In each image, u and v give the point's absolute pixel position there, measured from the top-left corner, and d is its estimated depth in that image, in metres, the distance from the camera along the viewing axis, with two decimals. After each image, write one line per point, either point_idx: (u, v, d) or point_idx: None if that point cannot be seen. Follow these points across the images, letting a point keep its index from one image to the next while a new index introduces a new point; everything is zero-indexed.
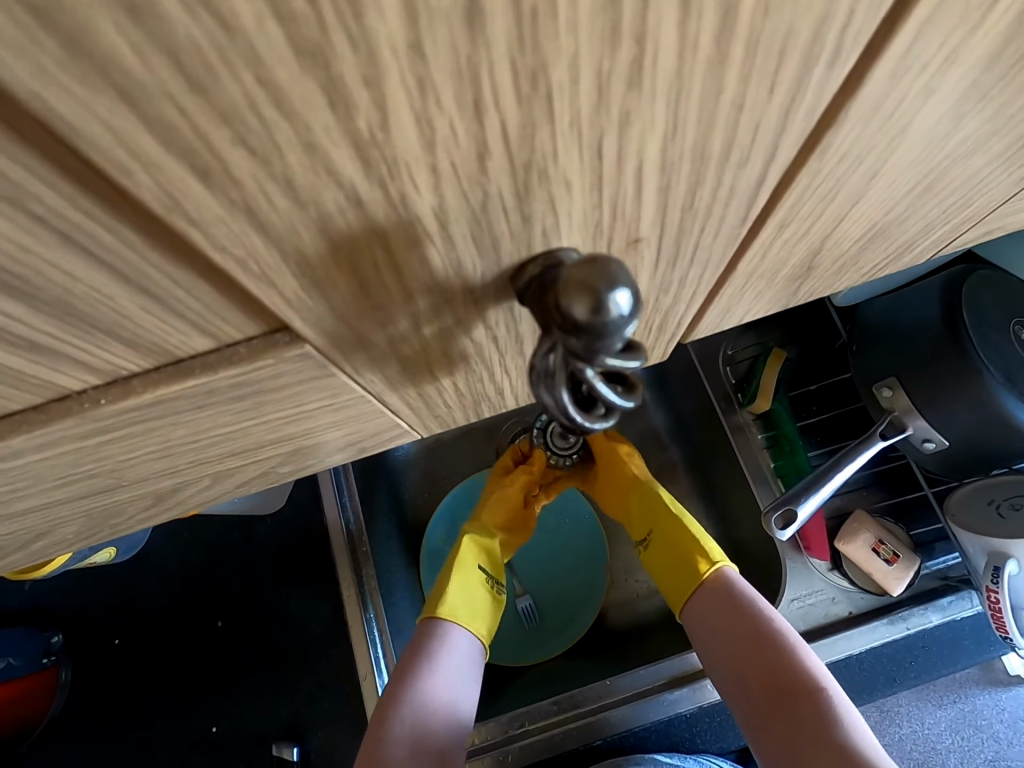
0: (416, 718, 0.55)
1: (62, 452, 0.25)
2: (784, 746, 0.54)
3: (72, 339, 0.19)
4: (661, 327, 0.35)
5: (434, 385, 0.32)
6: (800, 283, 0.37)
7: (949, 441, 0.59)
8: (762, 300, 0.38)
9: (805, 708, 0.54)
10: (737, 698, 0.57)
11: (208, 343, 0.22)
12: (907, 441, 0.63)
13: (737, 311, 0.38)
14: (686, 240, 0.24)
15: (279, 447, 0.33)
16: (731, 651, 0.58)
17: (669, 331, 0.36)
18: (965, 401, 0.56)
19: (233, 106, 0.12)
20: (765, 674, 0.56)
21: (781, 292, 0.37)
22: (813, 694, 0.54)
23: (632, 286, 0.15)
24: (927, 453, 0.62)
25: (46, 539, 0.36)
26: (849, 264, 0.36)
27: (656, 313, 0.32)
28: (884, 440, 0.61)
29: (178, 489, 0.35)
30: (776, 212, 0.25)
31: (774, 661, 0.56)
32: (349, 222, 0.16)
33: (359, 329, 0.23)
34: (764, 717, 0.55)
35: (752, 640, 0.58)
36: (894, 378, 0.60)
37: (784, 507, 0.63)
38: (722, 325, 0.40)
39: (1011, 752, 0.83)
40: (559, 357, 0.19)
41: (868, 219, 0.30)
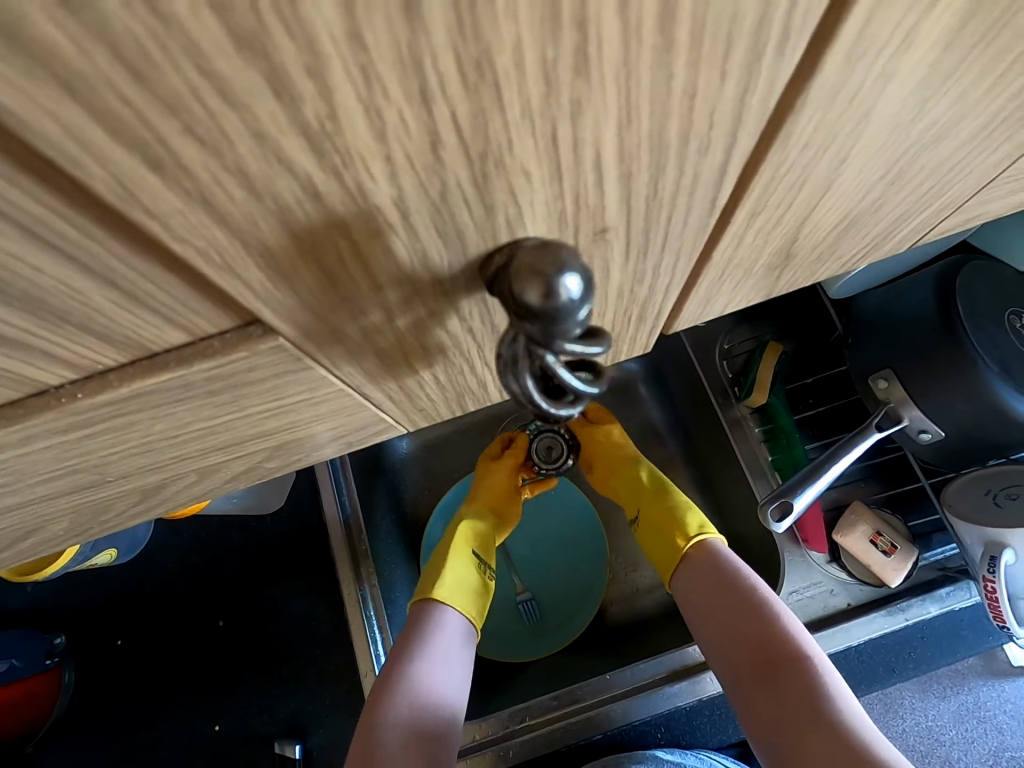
0: (406, 696, 0.55)
1: (43, 446, 0.25)
2: (771, 718, 0.54)
3: (45, 334, 0.20)
4: (642, 317, 0.35)
5: (416, 378, 0.32)
6: (781, 272, 0.37)
7: (945, 432, 0.59)
8: (744, 290, 0.38)
9: (791, 679, 0.54)
10: (727, 672, 0.58)
11: (182, 337, 0.22)
12: (903, 432, 0.63)
13: (720, 300, 0.39)
14: (655, 228, 0.25)
15: (265, 441, 0.34)
16: (720, 624, 0.59)
17: (652, 322, 0.37)
18: (960, 391, 0.56)
19: (177, 95, 0.12)
20: (753, 645, 0.57)
21: (763, 281, 0.38)
22: (801, 666, 0.54)
23: (581, 271, 0.16)
24: (922, 444, 0.62)
25: (38, 535, 0.36)
26: (828, 253, 0.36)
27: (635, 303, 0.32)
28: (880, 431, 0.61)
29: (166, 485, 0.35)
30: (745, 200, 0.25)
31: (761, 633, 0.57)
32: (308, 214, 0.17)
33: (332, 321, 0.23)
34: (753, 692, 0.55)
35: (740, 612, 0.58)
36: (890, 369, 0.60)
37: (780, 499, 0.63)
38: (706, 315, 0.41)
39: (1013, 741, 0.84)
40: (522, 345, 0.19)
41: (841, 207, 0.30)
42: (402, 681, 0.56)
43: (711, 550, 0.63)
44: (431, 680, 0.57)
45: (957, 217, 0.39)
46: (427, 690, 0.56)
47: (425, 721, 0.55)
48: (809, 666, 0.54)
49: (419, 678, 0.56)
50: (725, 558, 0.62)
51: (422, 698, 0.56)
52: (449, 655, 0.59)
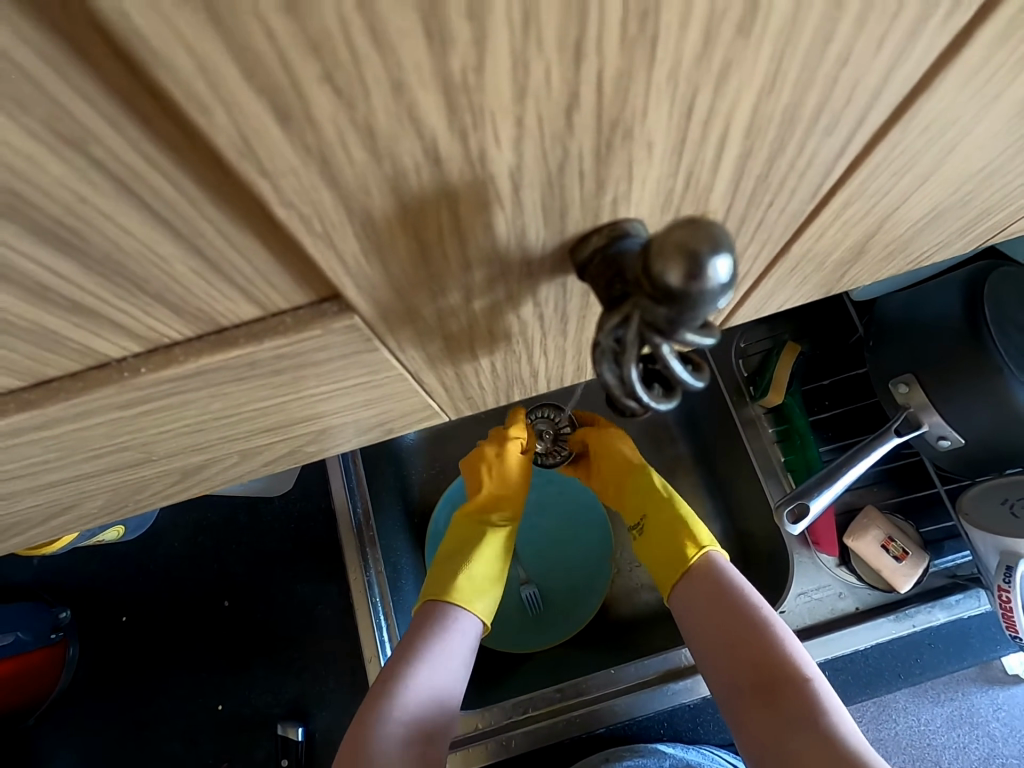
0: (406, 707, 0.53)
1: (95, 424, 0.24)
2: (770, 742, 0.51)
3: (118, 301, 0.18)
4: None
5: (472, 365, 0.31)
6: (846, 269, 0.36)
7: (965, 440, 0.58)
8: (804, 287, 0.37)
9: (790, 698, 0.51)
10: (724, 690, 0.55)
11: (254, 311, 0.21)
12: (922, 438, 0.63)
13: (778, 298, 0.37)
14: (751, 216, 0.23)
15: (310, 426, 0.33)
16: (716, 641, 0.56)
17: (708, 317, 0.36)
18: (981, 396, 0.55)
19: (326, 34, 0.11)
20: (750, 662, 0.54)
21: (826, 279, 0.36)
22: (802, 691, 0.51)
23: (733, 252, 0.14)
24: (941, 451, 0.61)
25: (70, 512, 0.35)
26: (897, 250, 0.35)
27: None
28: (899, 436, 0.60)
29: (205, 466, 0.34)
30: (845, 188, 0.24)
31: (759, 651, 0.54)
32: (422, 182, 0.15)
33: (411, 301, 0.22)
34: (747, 707, 0.53)
35: (736, 630, 0.56)
36: (911, 373, 0.59)
37: (796, 501, 0.62)
38: (760, 313, 0.39)
39: (1005, 748, 0.83)
40: (631, 328, 0.18)
41: (928, 201, 0.29)
42: (406, 685, 0.55)
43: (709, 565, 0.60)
44: (427, 694, 0.55)
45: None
46: (434, 688, 0.56)
47: (424, 722, 0.54)
48: (809, 690, 0.51)
49: (431, 668, 0.56)
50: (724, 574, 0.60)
51: (420, 707, 0.54)
52: (460, 653, 0.58)
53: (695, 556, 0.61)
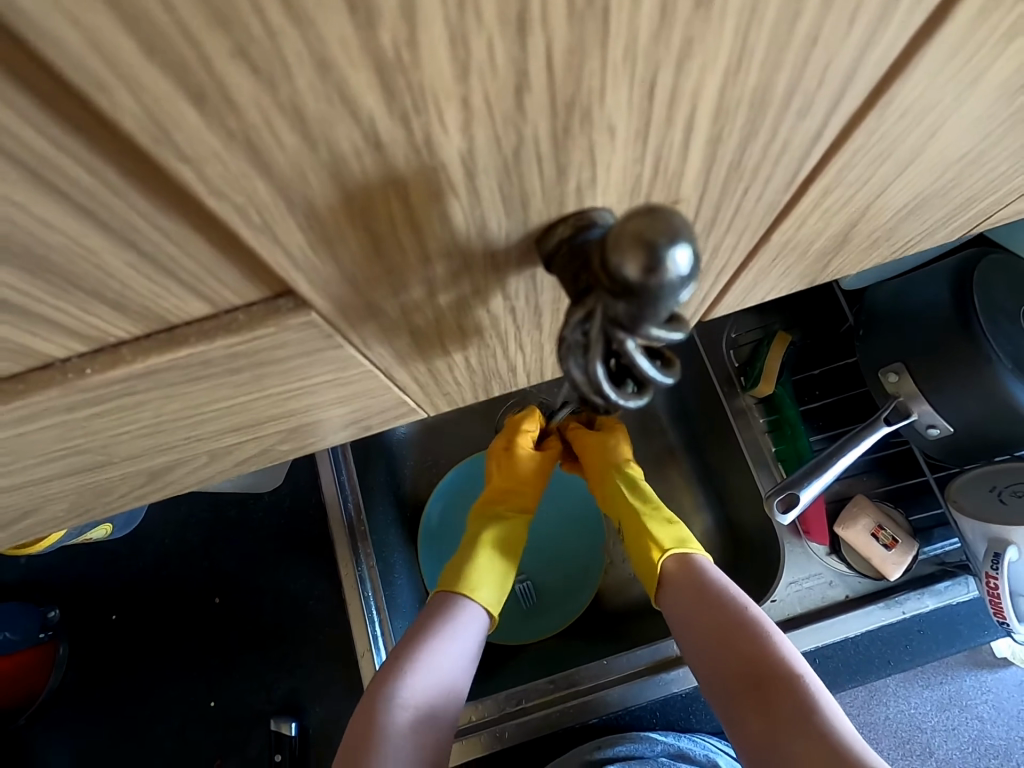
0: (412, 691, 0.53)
1: (43, 426, 0.23)
2: (765, 741, 0.50)
3: (51, 299, 0.17)
4: None
5: (445, 360, 0.30)
6: (831, 258, 0.35)
7: (954, 428, 0.58)
8: (789, 276, 0.36)
9: (784, 697, 0.51)
10: (718, 694, 0.54)
11: (204, 307, 0.20)
12: (912, 428, 0.62)
13: (762, 288, 0.37)
14: (727, 204, 0.22)
15: (280, 425, 0.32)
16: (702, 639, 0.56)
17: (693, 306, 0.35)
18: (969, 387, 0.55)
19: (231, 4, 0.10)
20: (743, 663, 0.54)
21: (810, 267, 0.36)
22: (791, 686, 0.51)
23: (693, 243, 0.13)
24: (931, 439, 0.61)
25: (34, 516, 0.34)
26: (883, 238, 0.34)
27: None
28: (888, 425, 0.59)
29: (173, 467, 0.33)
30: (825, 174, 0.23)
31: (747, 648, 0.54)
32: (365, 169, 0.14)
33: (370, 296, 0.21)
34: (742, 709, 0.52)
35: (726, 630, 0.55)
36: (901, 363, 0.59)
37: (785, 491, 0.62)
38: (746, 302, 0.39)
39: (994, 729, 0.84)
40: (593, 325, 0.17)
41: (911, 187, 0.28)
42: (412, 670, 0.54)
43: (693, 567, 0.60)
44: (432, 682, 0.54)
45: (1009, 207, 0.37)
46: (439, 675, 0.55)
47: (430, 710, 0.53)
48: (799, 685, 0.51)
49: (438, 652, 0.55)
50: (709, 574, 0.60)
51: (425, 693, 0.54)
52: (468, 640, 0.58)
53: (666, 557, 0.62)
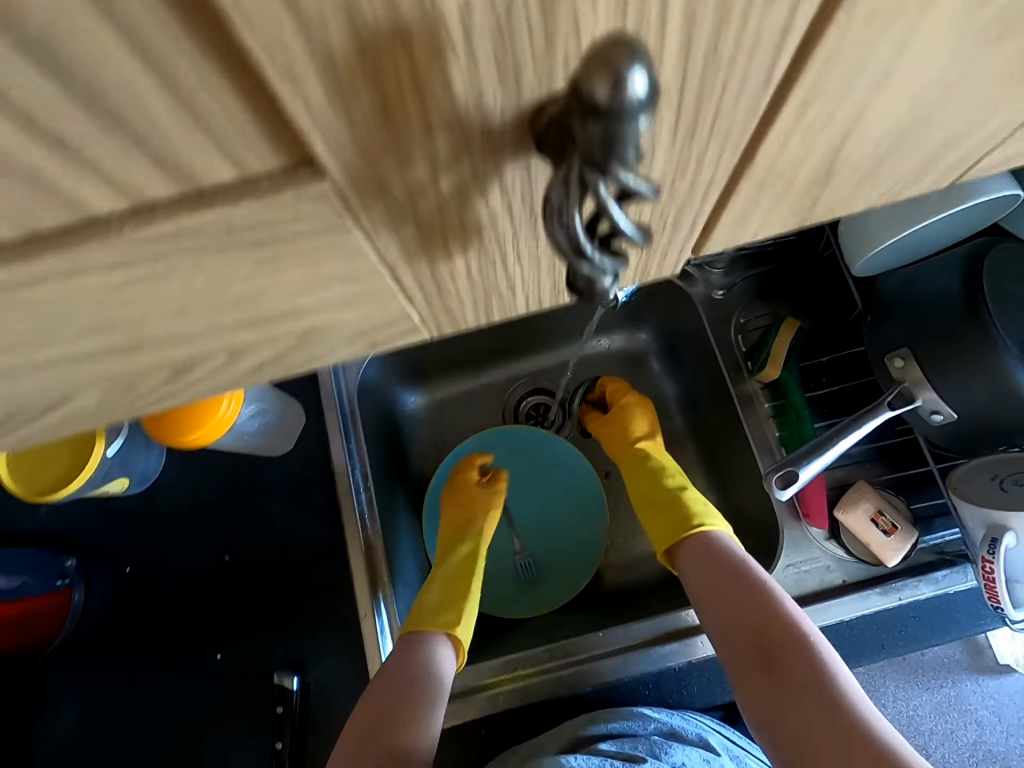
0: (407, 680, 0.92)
1: (81, 286, 0.26)
2: (763, 703, 0.86)
3: (96, 144, 0.20)
4: (675, 233, 0.36)
5: (448, 264, 0.32)
6: (814, 197, 0.37)
7: (957, 414, 0.81)
8: (777, 218, 0.38)
9: (786, 661, 0.88)
10: (731, 656, 0.92)
11: (231, 173, 0.23)
12: (920, 414, 0.86)
13: (750, 231, 0.39)
14: (706, 107, 0.25)
15: (294, 323, 0.34)
16: (717, 591, 0.97)
17: (681, 240, 0.38)
18: (977, 370, 0.76)
19: None
20: (753, 636, 0.91)
21: (797, 208, 0.38)
22: (748, 601, 0.95)
23: (648, 68, 0.17)
24: (937, 423, 0.84)
25: (65, 408, 0.38)
26: (863, 181, 0.36)
27: (671, 213, 0.34)
28: (891, 405, 0.82)
29: (195, 364, 0.36)
30: (800, 84, 0.25)
31: (752, 612, 0.93)
32: (376, 13, 0.17)
33: (380, 169, 0.24)
34: (749, 669, 0.89)
35: (740, 597, 0.95)
36: (908, 349, 0.82)
37: (785, 469, 0.89)
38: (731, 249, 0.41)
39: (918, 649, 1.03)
40: (570, 179, 0.21)
41: (886, 119, 0.30)
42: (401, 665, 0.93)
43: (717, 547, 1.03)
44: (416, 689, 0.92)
45: (987, 161, 0.39)
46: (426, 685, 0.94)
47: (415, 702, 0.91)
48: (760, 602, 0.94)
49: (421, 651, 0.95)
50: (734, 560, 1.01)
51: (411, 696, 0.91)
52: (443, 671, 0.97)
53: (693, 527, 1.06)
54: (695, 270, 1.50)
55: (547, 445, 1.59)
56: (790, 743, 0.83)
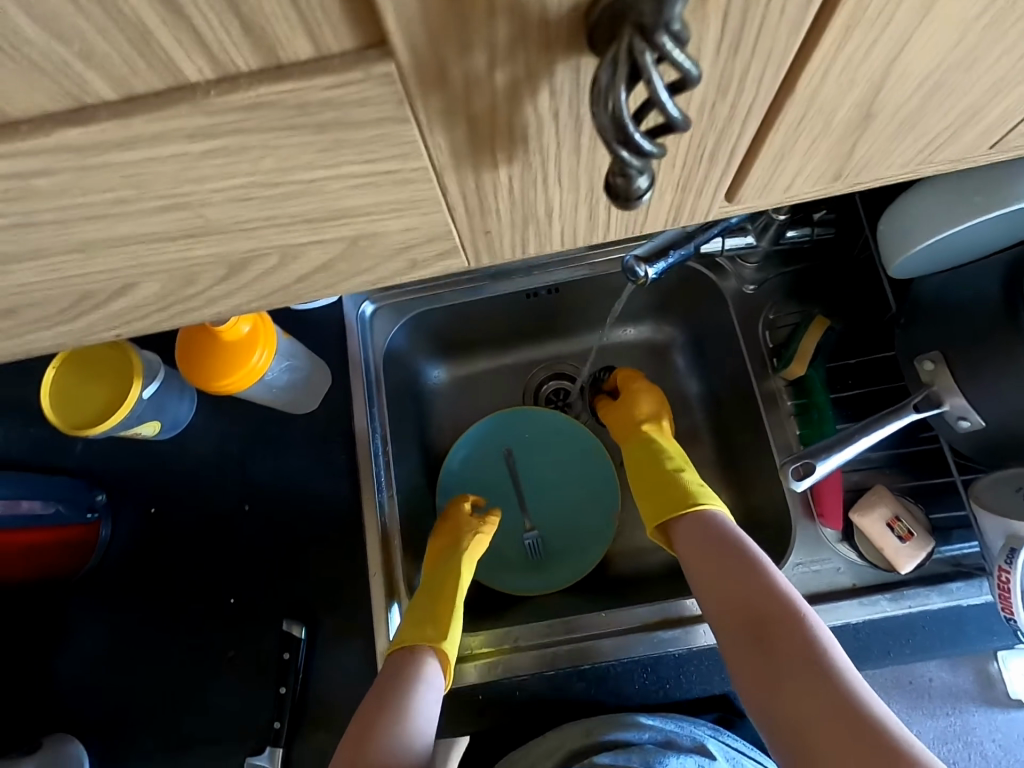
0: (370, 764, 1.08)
1: (166, 148, 0.35)
2: (750, 666, 1.01)
3: (208, 12, 0.28)
4: (713, 154, 0.49)
5: (491, 171, 0.40)
6: (853, 137, 0.49)
7: (987, 417, 1.00)
8: (817, 152, 0.51)
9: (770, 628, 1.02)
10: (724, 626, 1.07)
11: (306, 47, 0.30)
12: (955, 418, 1.05)
13: (796, 162, 0.52)
14: (748, 29, 0.36)
15: (336, 223, 0.42)
16: (708, 568, 1.13)
17: (728, 162, 0.50)
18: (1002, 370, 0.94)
19: None
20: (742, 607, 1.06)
21: (835, 144, 0.50)
22: (744, 578, 1.08)
23: None
24: (971, 423, 1.03)
25: (133, 294, 0.49)
26: (890, 125, 0.49)
27: (713, 132, 0.46)
28: (920, 405, 1.06)
29: (248, 262, 0.47)
30: (833, 24, 0.37)
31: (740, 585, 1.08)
32: None
33: (442, 55, 0.31)
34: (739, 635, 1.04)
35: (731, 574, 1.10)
36: (942, 348, 1.02)
37: (803, 460, 1.14)
38: (779, 181, 0.54)
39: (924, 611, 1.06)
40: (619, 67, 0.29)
41: (910, 73, 0.43)
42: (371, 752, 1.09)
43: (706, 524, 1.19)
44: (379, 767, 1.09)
45: (975, 90, 0.46)
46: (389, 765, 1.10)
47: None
48: (751, 576, 1.08)
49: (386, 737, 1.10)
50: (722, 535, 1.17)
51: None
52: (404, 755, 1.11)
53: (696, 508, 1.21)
54: (728, 265, 1.55)
55: (569, 428, 1.84)
56: (781, 707, 0.96)
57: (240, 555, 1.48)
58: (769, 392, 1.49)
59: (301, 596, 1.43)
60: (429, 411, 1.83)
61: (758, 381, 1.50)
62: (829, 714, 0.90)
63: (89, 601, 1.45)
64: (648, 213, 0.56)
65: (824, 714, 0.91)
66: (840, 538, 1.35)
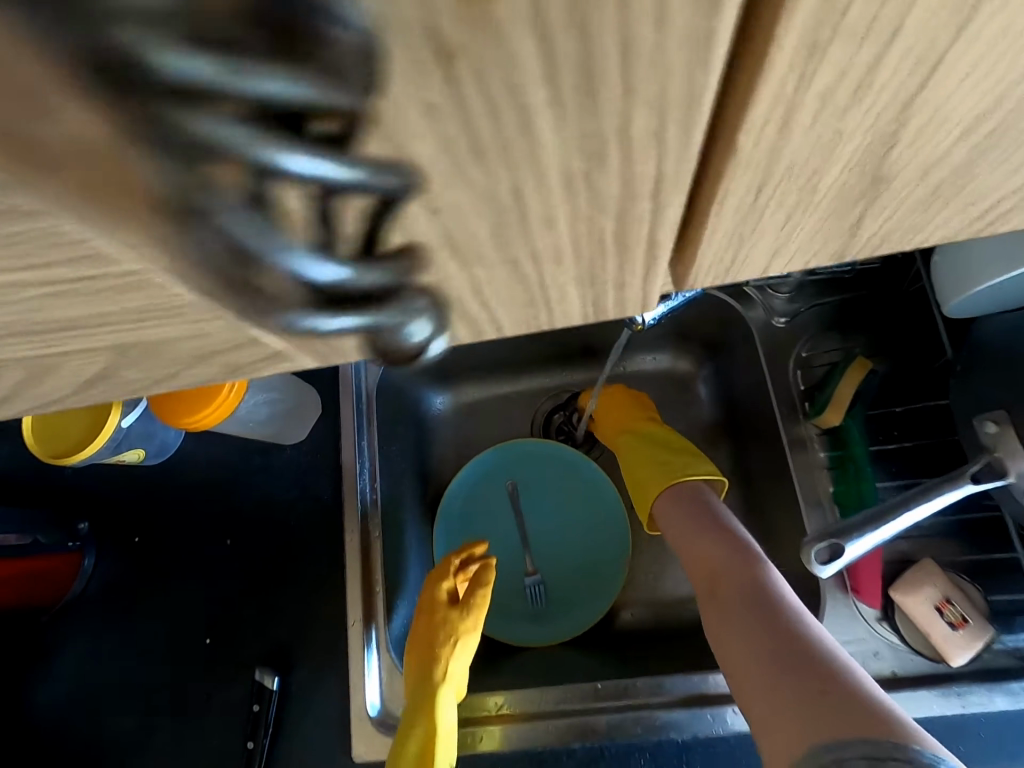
0: None
1: None
2: (715, 616, 1.21)
3: None
4: (629, 231, 0.36)
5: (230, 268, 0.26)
6: (859, 194, 0.37)
7: None
8: (808, 216, 0.38)
9: (727, 579, 1.25)
10: (697, 583, 1.31)
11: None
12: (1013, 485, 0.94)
13: (777, 230, 0.39)
14: (629, 41, 0.23)
15: (79, 276, 0.34)
16: (684, 534, 1.40)
17: (675, 234, 0.37)
18: None
19: None
20: (708, 566, 1.31)
21: (831, 205, 0.37)
22: (710, 543, 1.33)
23: None
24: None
25: None
26: (903, 179, 0.36)
27: (624, 200, 0.33)
28: (978, 477, 0.95)
29: (45, 346, 0.42)
30: (780, 25, 0.24)
31: (707, 550, 1.32)
32: None
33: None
34: (706, 590, 1.27)
35: (704, 543, 1.34)
36: (1002, 412, 0.94)
37: (832, 541, 0.98)
38: (763, 253, 0.42)
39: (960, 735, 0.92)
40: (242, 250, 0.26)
41: (918, 99, 0.30)
42: None
43: (691, 501, 1.45)
44: None
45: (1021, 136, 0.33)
46: None
47: None
48: (717, 543, 1.32)
49: None
50: (699, 508, 1.43)
51: None
52: None
53: (671, 487, 1.48)
54: (757, 294, 1.38)
55: (582, 467, 1.72)
56: (751, 667, 1.07)
57: (218, 591, 1.41)
58: (798, 438, 1.32)
59: (277, 640, 1.35)
60: (431, 440, 1.73)
61: (785, 425, 1.33)
62: (777, 659, 1.04)
63: (71, 628, 1.42)
64: (570, 297, 0.43)
65: (770, 657, 1.05)
66: (879, 616, 1.17)
